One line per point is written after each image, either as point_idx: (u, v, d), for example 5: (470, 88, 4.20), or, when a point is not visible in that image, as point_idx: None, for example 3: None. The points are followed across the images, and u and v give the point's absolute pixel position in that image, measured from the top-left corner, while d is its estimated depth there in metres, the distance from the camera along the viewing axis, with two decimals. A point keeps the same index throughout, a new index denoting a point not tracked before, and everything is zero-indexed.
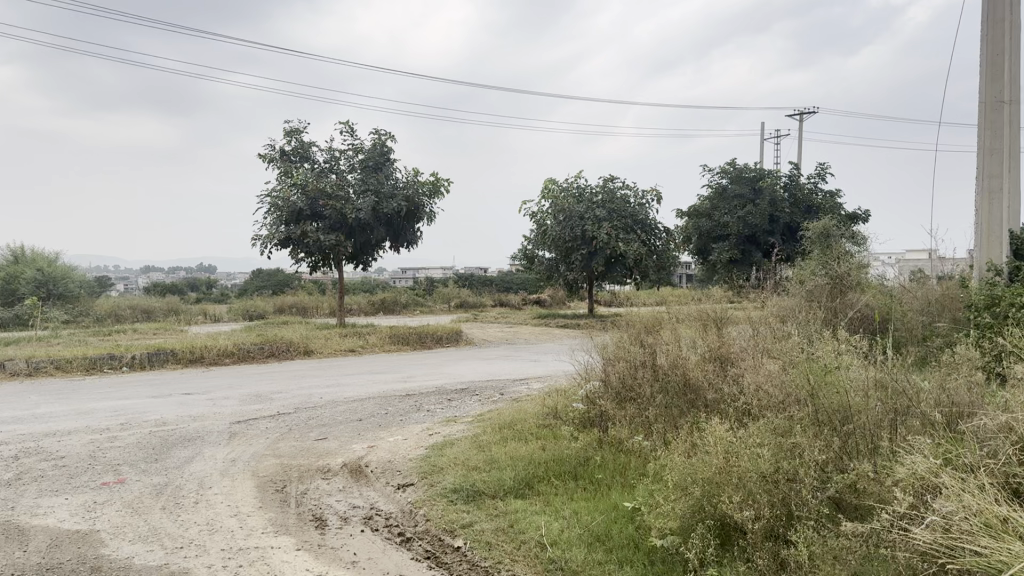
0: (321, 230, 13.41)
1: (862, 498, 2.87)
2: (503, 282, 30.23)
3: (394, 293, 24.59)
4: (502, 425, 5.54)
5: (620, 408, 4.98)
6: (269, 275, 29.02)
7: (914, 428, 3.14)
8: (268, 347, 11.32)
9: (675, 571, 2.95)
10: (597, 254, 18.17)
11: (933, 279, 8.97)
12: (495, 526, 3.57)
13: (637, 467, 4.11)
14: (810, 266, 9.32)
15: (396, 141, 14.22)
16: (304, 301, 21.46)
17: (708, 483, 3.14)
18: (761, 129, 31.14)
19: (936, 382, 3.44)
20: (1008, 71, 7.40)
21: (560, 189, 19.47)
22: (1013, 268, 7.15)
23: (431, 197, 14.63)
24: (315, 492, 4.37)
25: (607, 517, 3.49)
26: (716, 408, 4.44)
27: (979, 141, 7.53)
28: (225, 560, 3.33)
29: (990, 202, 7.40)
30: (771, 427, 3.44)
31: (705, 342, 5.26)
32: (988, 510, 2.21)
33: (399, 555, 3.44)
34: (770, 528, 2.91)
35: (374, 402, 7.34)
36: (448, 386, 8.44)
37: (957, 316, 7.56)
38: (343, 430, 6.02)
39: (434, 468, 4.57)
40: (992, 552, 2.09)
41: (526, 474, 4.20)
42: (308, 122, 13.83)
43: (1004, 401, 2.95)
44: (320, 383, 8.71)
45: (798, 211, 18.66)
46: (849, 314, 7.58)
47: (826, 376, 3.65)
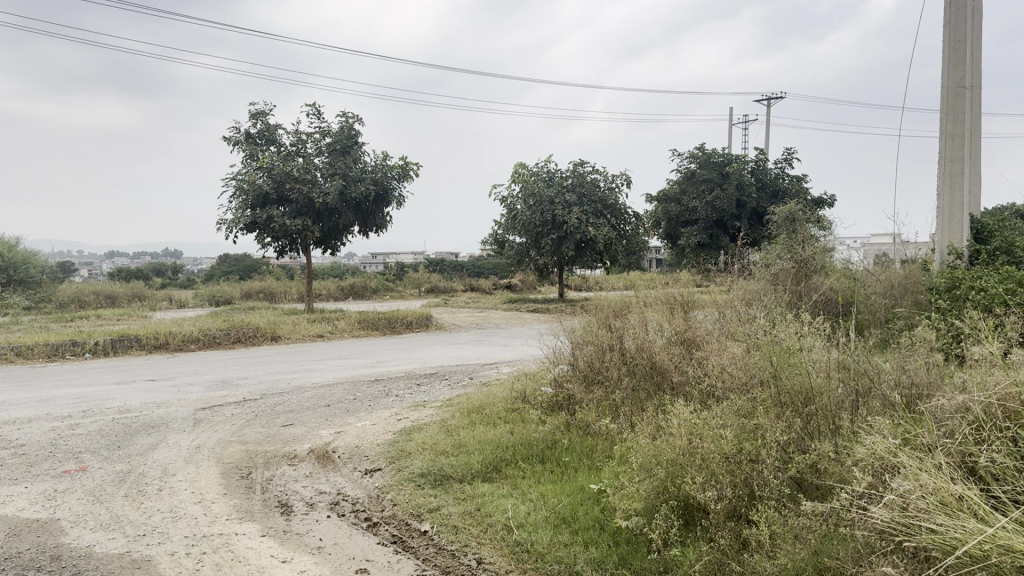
0: (287, 214, 13.30)
1: (823, 479, 2.90)
2: (475, 266, 30.20)
3: (364, 279, 24.44)
4: (471, 408, 5.55)
5: (588, 392, 5.01)
6: (237, 260, 28.71)
7: (874, 410, 3.19)
8: (234, 332, 11.21)
9: (638, 552, 2.97)
10: (567, 238, 18.21)
11: (897, 263, 9.10)
12: (462, 510, 3.58)
13: (604, 450, 4.14)
14: (776, 251, 9.41)
15: (363, 123, 14.06)
16: (273, 286, 21.27)
17: (671, 465, 3.18)
18: (730, 115, 31.33)
19: (897, 363, 3.48)
20: (969, 57, 7.49)
21: (530, 173, 19.44)
22: (974, 251, 7.28)
23: (400, 180, 14.50)
24: (281, 478, 4.34)
25: (573, 499, 3.51)
26: (681, 390, 4.48)
27: (942, 126, 7.62)
28: (188, 547, 3.30)
29: (951, 185, 7.52)
30: (735, 408, 3.48)
31: (672, 326, 5.32)
32: (944, 489, 2.25)
33: (365, 540, 3.43)
34: (733, 509, 2.95)
35: (342, 387, 7.33)
36: (418, 371, 8.44)
37: (919, 299, 7.66)
38: (311, 415, 5.99)
39: (401, 453, 4.56)
40: (946, 530, 2.13)
41: (494, 457, 4.21)
42: (274, 104, 13.63)
43: (961, 382, 3.00)
44: (289, 369, 8.65)
45: (764, 195, 18.80)
46: (814, 298, 7.66)
47: (789, 358, 3.70)
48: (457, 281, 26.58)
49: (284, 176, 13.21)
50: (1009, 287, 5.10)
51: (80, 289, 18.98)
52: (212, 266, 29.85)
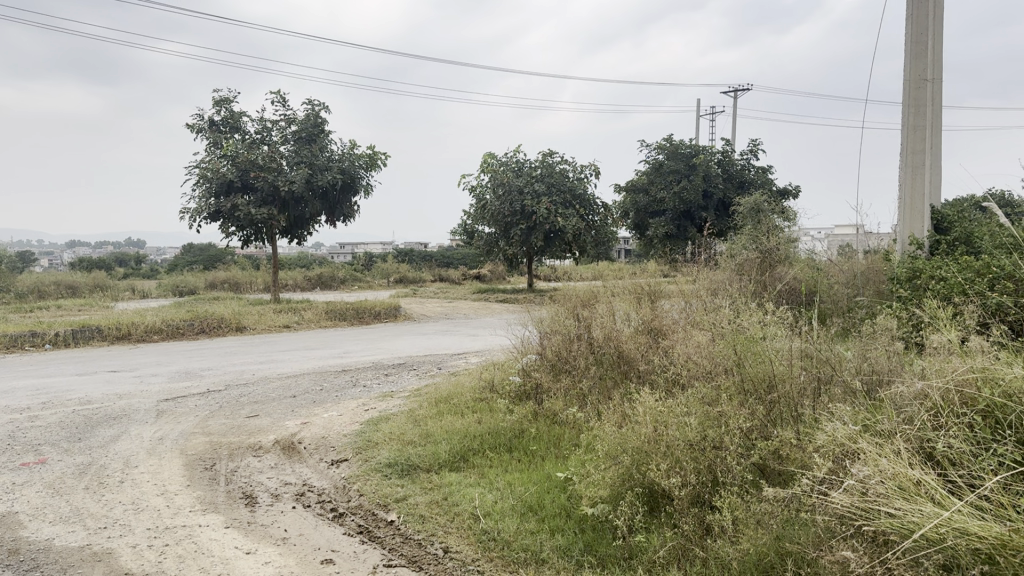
0: (252, 203, 13.17)
1: (785, 465, 2.93)
2: (444, 257, 30.12)
3: (331, 269, 24.27)
4: (439, 398, 5.55)
5: (556, 381, 5.02)
6: (201, 249, 28.35)
7: (836, 397, 3.24)
8: (199, 323, 11.08)
9: (604, 539, 2.99)
10: (536, 228, 18.24)
11: (860, 253, 9.23)
12: (429, 500, 3.58)
13: (571, 439, 4.16)
14: (741, 241, 9.50)
15: (330, 111, 13.92)
16: (238, 276, 21.03)
17: (637, 452, 3.21)
18: (698, 107, 31.49)
19: (859, 351, 3.53)
20: (931, 50, 7.60)
21: (499, 163, 19.40)
22: (934, 242, 7.40)
23: (367, 169, 14.40)
24: (246, 469, 4.30)
25: (540, 488, 3.52)
26: (647, 379, 4.52)
27: (904, 118, 7.73)
28: (151, 539, 3.26)
29: (914, 176, 7.63)
30: (699, 396, 3.51)
31: (639, 315, 5.37)
32: (902, 474, 2.29)
33: (331, 530, 3.41)
34: (697, 495, 2.98)
35: (309, 378, 7.28)
36: (385, 361, 8.42)
37: (881, 289, 7.77)
38: (276, 406, 5.95)
39: (368, 443, 4.54)
40: (905, 514, 2.17)
41: (461, 447, 4.21)
42: (239, 92, 13.44)
43: (921, 369, 3.05)
44: (255, 360, 8.57)
45: (730, 186, 18.94)
46: (778, 288, 7.73)
47: (752, 347, 3.75)
48: (425, 271, 26.49)
49: (248, 165, 13.07)
50: (966, 277, 5.20)
51: (40, 279, 18.63)
52: (176, 256, 29.44)
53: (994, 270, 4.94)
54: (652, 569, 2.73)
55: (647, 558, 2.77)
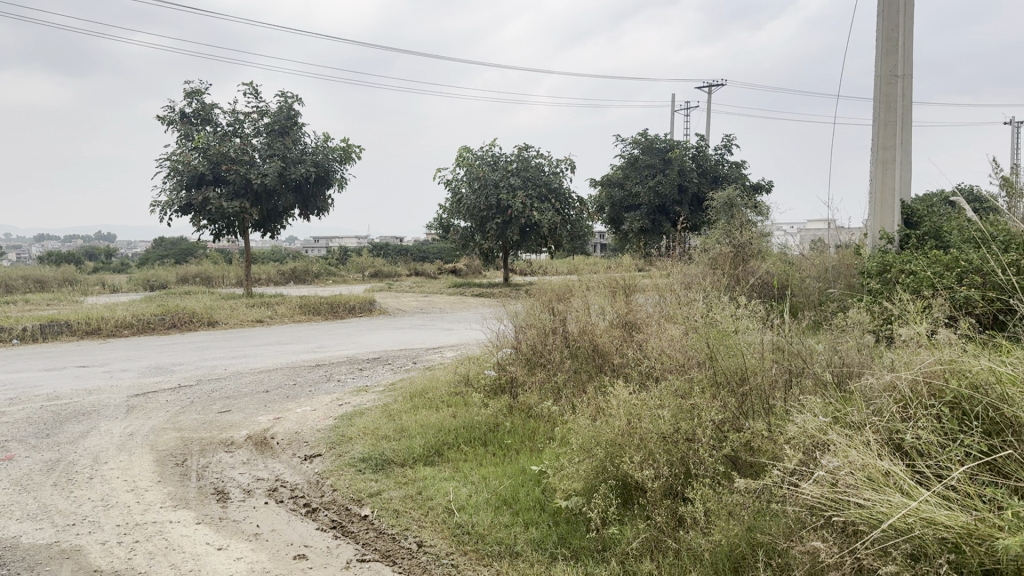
0: (224, 196, 13.05)
1: (756, 457, 2.96)
2: (420, 252, 30.04)
3: (305, 263, 24.12)
4: (414, 392, 5.54)
5: (531, 374, 5.03)
6: (173, 243, 28.05)
7: (806, 389, 3.28)
8: (170, 317, 10.96)
9: (578, 531, 3.00)
10: (511, 223, 18.25)
11: (831, 247, 9.32)
12: (403, 494, 3.57)
13: (545, 432, 4.17)
14: (714, 236, 9.56)
15: (303, 104, 13.81)
16: (210, 270, 20.83)
17: (611, 445, 3.22)
18: (673, 102, 31.57)
19: (830, 344, 3.56)
20: (901, 47, 7.68)
21: (475, 158, 19.36)
22: (904, 236, 7.49)
23: (341, 162, 14.32)
24: (217, 465, 4.27)
25: (514, 481, 3.53)
26: (620, 372, 4.54)
27: (875, 114, 7.80)
28: (120, 535, 3.22)
29: (884, 171, 7.72)
30: (672, 388, 3.54)
31: (613, 309, 5.40)
32: (871, 465, 2.32)
33: (304, 526, 3.39)
34: (669, 487, 3.00)
35: (282, 373, 7.24)
36: (360, 356, 8.38)
37: (852, 282, 7.85)
38: (248, 401, 5.91)
39: (342, 438, 4.52)
40: (873, 504, 2.20)
41: (435, 441, 4.21)
42: (211, 83, 13.31)
43: (890, 361, 3.09)
44: (227, 354, 8.50)
45: (704, 181, 19.04)
46: (751, 281, 7.79)
47: (725, 340, 3.78)
48: (401, 265, 26.41)
49: (220, 157, 12.95)
50: (935, 270, 5.27)
51: (7, 273, 18.35)
52: (147, 249, 29.10)
53: (962, 264, 5.01)
54: (625, 560, 2.75)
55: (620, 550, 2.79)
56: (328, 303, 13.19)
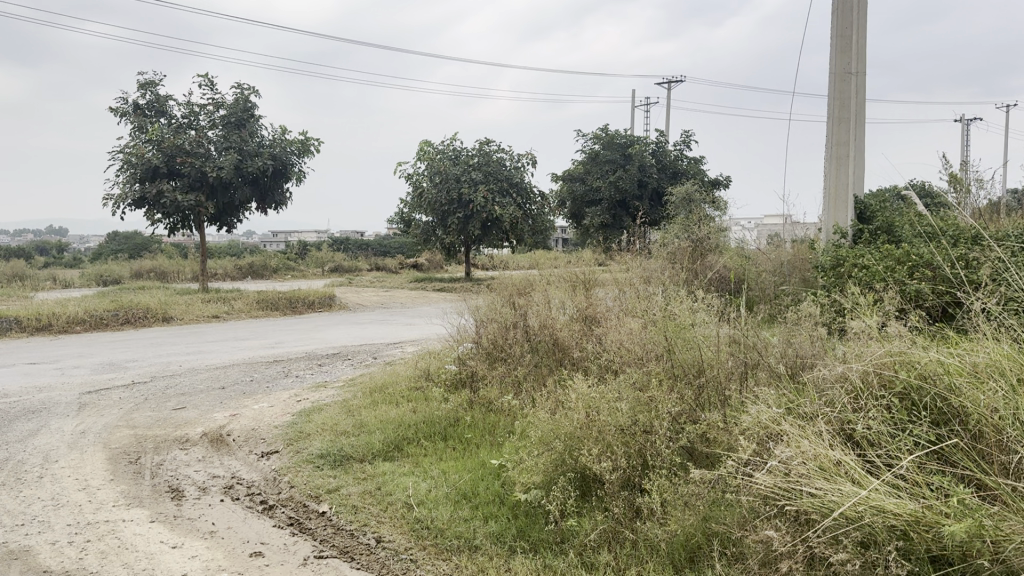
0: (179, 189, 12.84)
1: (712, 448, 3.01)
2: (381, 246, 29.87)
3: (263, 257, 23.82)
4: (374, 388, 5.51)
5: (491, 368, 5.02)
6: (127, 236, 27.51)
7: (761, 380, 3.33)
8: (122, 313, 10.77)
9: (536, 524, 3.01)
10: (473, 217, 18.25)
11: (787, 242, 9.46)
12: (362, 490, 3.55)
13: (505, 426, 4.18)
14: (673, 231, 9.64)
15: (260, 96, 13.62)
16: (165, 265, 20.47)
17: (569, 439, 3.24)
18: (633, 98, 31.75)
19: (785, 335, 3.60)
20: (855, 44, 7.80)
21: (436, 152, 19.27)
22: (857, 230, 7.62)
23: (300, 156, 14.18)
24: (172, 463, 4.20)
25: (473, 475, 3.53)
26: (580, 365, 4.57)
27: (830, 110, 7.93)
28: (71, 536, 3.16)
29: (837, 167, 7.85)
30: (630, 381, 3.56)
31: (574, 304, 5.44)
32: (822, 454, 2.36)
33: (261, 523, 3.35)
34: (626, 479, 3.03)
35: (239, 369, 7.15)
36: (319, 351, 8.31)
37: (806, 276, 7.98)
38: (204, 397, 5.83)
39: (300, 434, 4.48)
40: (825, 493, 2.24)
41: (395, 436, 4.19)
42: (165, 75, 13.07)
43: (841, 353, 3.15)
44: (183, 351, 8.38)
45: (664, 176, 19.17)
46: (709, 275, 7.87)
47: (682, 334, 3.82)
48: (361, 260, 26.23)
49: (175, 150, 12.75)
50: (886, 264, 5.38)
51: None
52: (101, 243, 28.52)
53: (913, 259, 5.12)
54: (583, 552, 2.77)
55: (578, 542, 2.81)
56: (288, 298, 13.07)
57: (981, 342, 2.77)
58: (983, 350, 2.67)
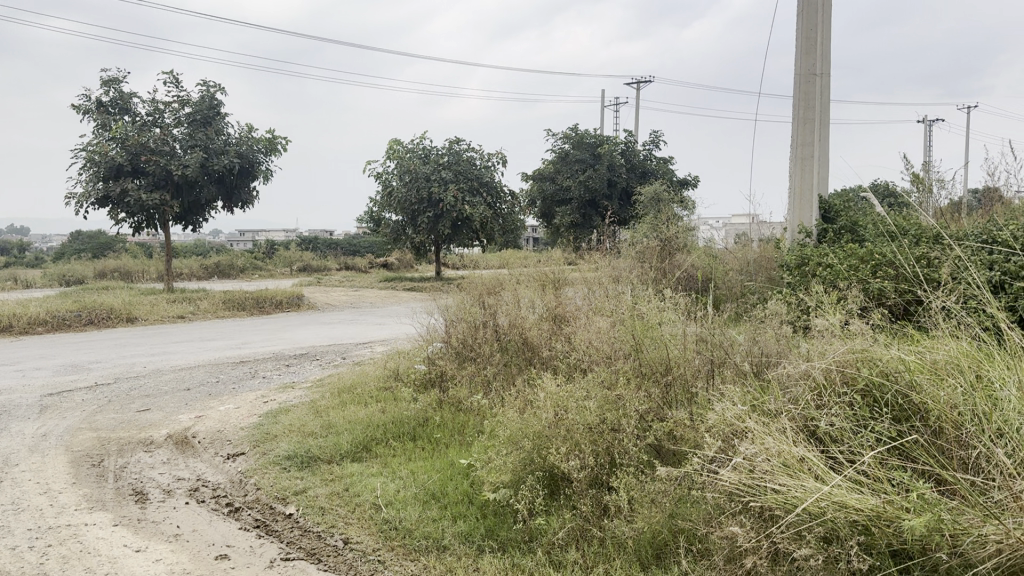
0: (143, 187, 12.66)
1: (679, 446, 3.04)
2: (350, 244, 29.69)
3: (230, 256, 23.59)
4: (342, 388, 5.47)
5: (461, 368, 5.01)
6: (90, 235, 27.10)
7: (727, 378, 3.36)
8: (86, 314, 10.61)
9: (505, 523, 3.01)
10: (443, 216, 18.21)
11: (754, 241, 9.55)
12: (329, 492, 3.53)
13: (474, 425, 4.18)
14: (642, 230, 9.68)
15: (226, 93, 13.48)
16: (129, 264, 20.19)
17: (538, 437, 3.24)
18: (602, 97, 31.85)
19: (750, 334, 3.64)
20: (820, 45, 7.90)
21: (405, 150, 19.19)
22: (821, 230, 7.71)
23: (267, 154, 14.05)
24: (136, 465, 4.14)
25: (442, 475, 3.52)
26: (549, 364, 4.58)
27: (795, 111, 8.02)
28: (31, 540, 3.11)
29: (802, 168, 7.94)
30: (599, 380, 3.58)
31: (543, 303, 5.45)
32: (786, 451, 2.39)
33: (226, 525, 3.32)
34: (595, 477, 3.04)
35: (205, 370, 7.07)
36: (287, 351, 8.24)
37: (772, 276, 8.06)
38: (169, 399, 5.76)
39: (267, 436, 4.44)
40: (788, 490, 2.26)
41: (364, 437, 4.16)
42: (129, 72, 12.88)
43: (805, 351, 3.19)
44: (148, 351, 8.27)
45: (633, 176, 19.25)
46: (677, 275, 7.92)
47: (649, 332, 3.84)
48: (330, 259, 26.07)
49: (139, 148, 12.58)
50: (849, 264, 5.45)
51: None
52: (64, 242, 28.06)
53: (877, 257, 5.19)
54: (552, 550, 2.78)
55: (546, 540, 2.82)
56: (255, 298, 12.95)
57: (941, 339, 2.82)
58: (942, 347, 2.71)
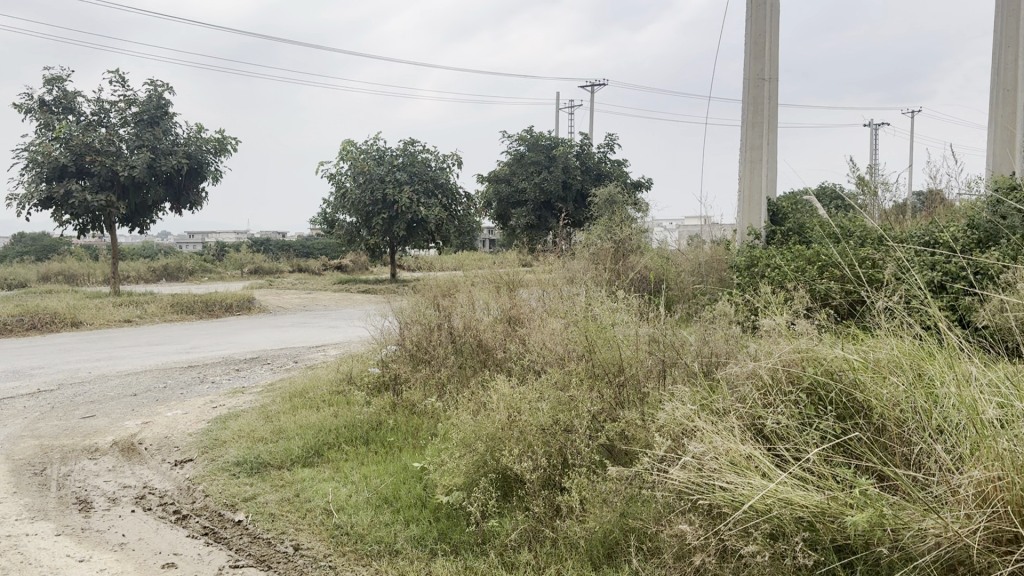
0: (88, 188, 12.38)
1: (630, 445, 3.06)
2: (303, 247, 29.39)
3: (178, 258, 23.18)
4: (294, 393, 5.41)
5: (415, 370, 4.98)
6: (34, 237, 26.48)
7: (678, 378, 3.40)
8: (29, 318, 10.33)
9: (458, 526, 3.01)
10: (397, 218, 18.12)
11: (706, 242, 9.66)
12: (280, 497, 3.49)
13: (428, 428, 4.16)
14: (596, 231, 9.75)
15: (174, 93, 13.23)
16: (74, 268, 19.71)
17: (490, 439, 3.23)
18: (556, 100, 32.00)
19: (701, 334, 3.68)
20: (768, 50, 8.02)
21: (359, 151, 19.05)
22: (770, 232, 7.85)
23: (216, 154, 13.84)
24: (80, 473, 4.05)
25: (395, 479, 3.50)
26: (503, 366, 4.60)
27: (743, 114, 8.14)
28: None
29: (752, 170, 8.06)
30: (552, 381, 3.59)
31: (498, 305, 5.47)
32: (733, 449, 2.42)
33: (174, 533, 3.26)
34: (547, 477, 3.06)
35: (152, 375, 6.93)
36: (237, 356, 8.12)
37: (723, 278, 8.16)
38: (115, 405, 5.64)
39: (216, 442, 4.37)
40: (736, 488, 2.29)
41: (316, 441, 4.12)
42: (73, 70, 12.58)
43: (753, 350, 3.24)
44: (93, 356, 8.10)
45: (587, 178, 19.37)
46: (630, 276, 7.99)
47: (602, 332, 3.87)
48: (282, 261, 25.81)
49: (84, 148, 12.30)
50: (797, 265, 5.56)
51: None
52: (5, 244, 27.34)
53: (823, 258, 5.30)
54: (504, 552, 2.78)
55: (499, 542, 2.82)
56: (205, 301, 12.74)
57: (884, 339, 2.88)
58: (885, 346, 2.77)
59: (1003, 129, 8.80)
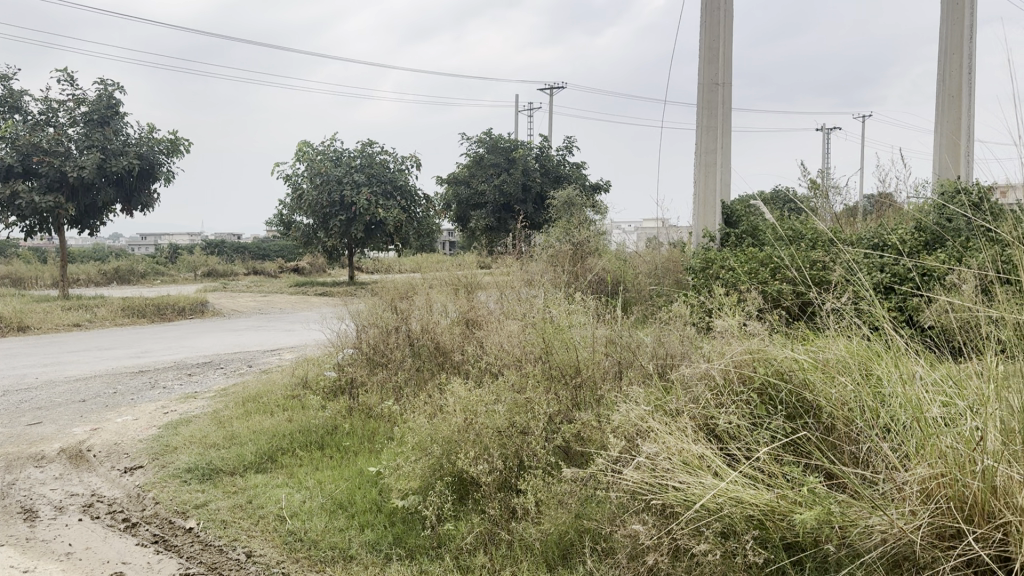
0: (35, 189, 12.12)
1: (585, 446, 3.08)
2: (259, 249, 29.03)
3: (130, 261, 22.76)
4: (248, 397, 5.33)
5: (372, 373, 4.95)
6: None
7: (633, 380, 3.43)
8: None
9: (413, 530, 3.00)
10: (355, 220, 18.00)
11: (662, 243, 9.75)
12: (231, 504, 3.44)
13: (384, 432, 4.14)
14: (554, 234, 9.78)
15: (125, 92, 12.98)
16: (21, 271, 19.24)
17: (447, 442, 3.22)
18: (515, 102, 32.05)
19: (656, 335, 3.71)
20: (722, 56, 8.13)
21: (315, 152, 18.87)
22: (724, 234, 7.96)
23: (168, 155, 13.63)
24: (25, 482, 3.95)
25: (350, 483, 3.47)
26: (461, 367, 4.60)
27: (698, 118, 8.24)
28: None
29: (706, 174, 8.16)
30: (508, 383, 3.59)
31: (455, 308, 5.46)
32: (686, 450, 2.44)
33: (123, 542, 3.20)
34: (503, 480, 3.06)
35: (101, 381, 6.78)
36: (190, 360, 7.99)
37: (679, 279, 8.25)
38: (63, 412, 5.50)
39: (166, 448, 4.29)
40: (688, 487, 2.32)
41: (269, 447, 4.07)
42: (19, 69, 12.29)
43: (705, 351, 3.28)
44: (41, 362, 7.89)
45: (546, 181, 19.44)
46: (588, 278, 8.03)
47: (558, 334, 3.89)
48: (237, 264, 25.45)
49: (31, 148, 12.03)
50: (752, 267, 5.62)
51: None
52: None
53: (777, 259, 5.37)
54: (459, 555, 2.77)
55: (454, 546, 2.81)
56: (156, 304, 12.50)
57: (833, 339, 2.93)
58: (833, 346, 2.82)
59: (948, 134, 9.03)
